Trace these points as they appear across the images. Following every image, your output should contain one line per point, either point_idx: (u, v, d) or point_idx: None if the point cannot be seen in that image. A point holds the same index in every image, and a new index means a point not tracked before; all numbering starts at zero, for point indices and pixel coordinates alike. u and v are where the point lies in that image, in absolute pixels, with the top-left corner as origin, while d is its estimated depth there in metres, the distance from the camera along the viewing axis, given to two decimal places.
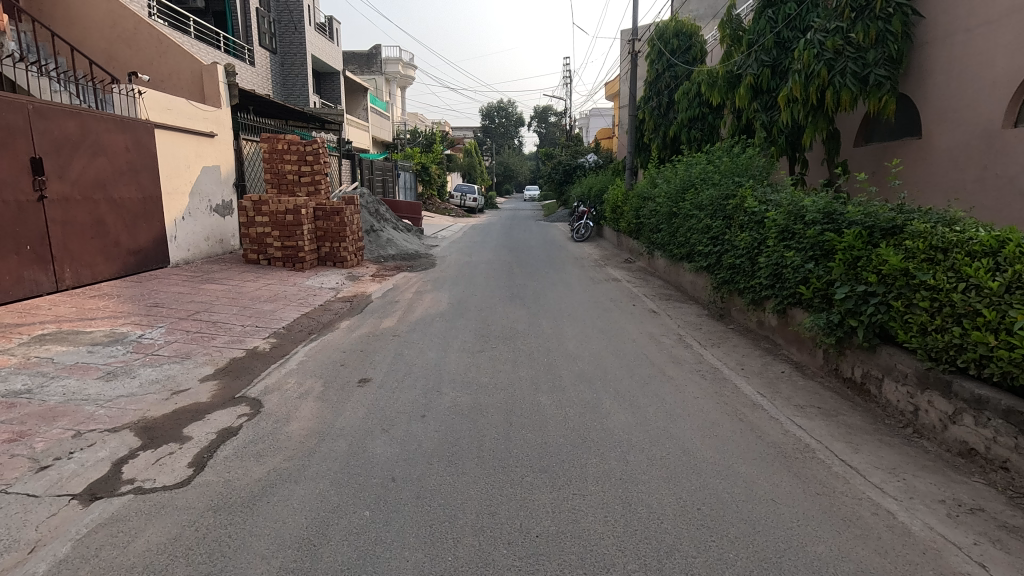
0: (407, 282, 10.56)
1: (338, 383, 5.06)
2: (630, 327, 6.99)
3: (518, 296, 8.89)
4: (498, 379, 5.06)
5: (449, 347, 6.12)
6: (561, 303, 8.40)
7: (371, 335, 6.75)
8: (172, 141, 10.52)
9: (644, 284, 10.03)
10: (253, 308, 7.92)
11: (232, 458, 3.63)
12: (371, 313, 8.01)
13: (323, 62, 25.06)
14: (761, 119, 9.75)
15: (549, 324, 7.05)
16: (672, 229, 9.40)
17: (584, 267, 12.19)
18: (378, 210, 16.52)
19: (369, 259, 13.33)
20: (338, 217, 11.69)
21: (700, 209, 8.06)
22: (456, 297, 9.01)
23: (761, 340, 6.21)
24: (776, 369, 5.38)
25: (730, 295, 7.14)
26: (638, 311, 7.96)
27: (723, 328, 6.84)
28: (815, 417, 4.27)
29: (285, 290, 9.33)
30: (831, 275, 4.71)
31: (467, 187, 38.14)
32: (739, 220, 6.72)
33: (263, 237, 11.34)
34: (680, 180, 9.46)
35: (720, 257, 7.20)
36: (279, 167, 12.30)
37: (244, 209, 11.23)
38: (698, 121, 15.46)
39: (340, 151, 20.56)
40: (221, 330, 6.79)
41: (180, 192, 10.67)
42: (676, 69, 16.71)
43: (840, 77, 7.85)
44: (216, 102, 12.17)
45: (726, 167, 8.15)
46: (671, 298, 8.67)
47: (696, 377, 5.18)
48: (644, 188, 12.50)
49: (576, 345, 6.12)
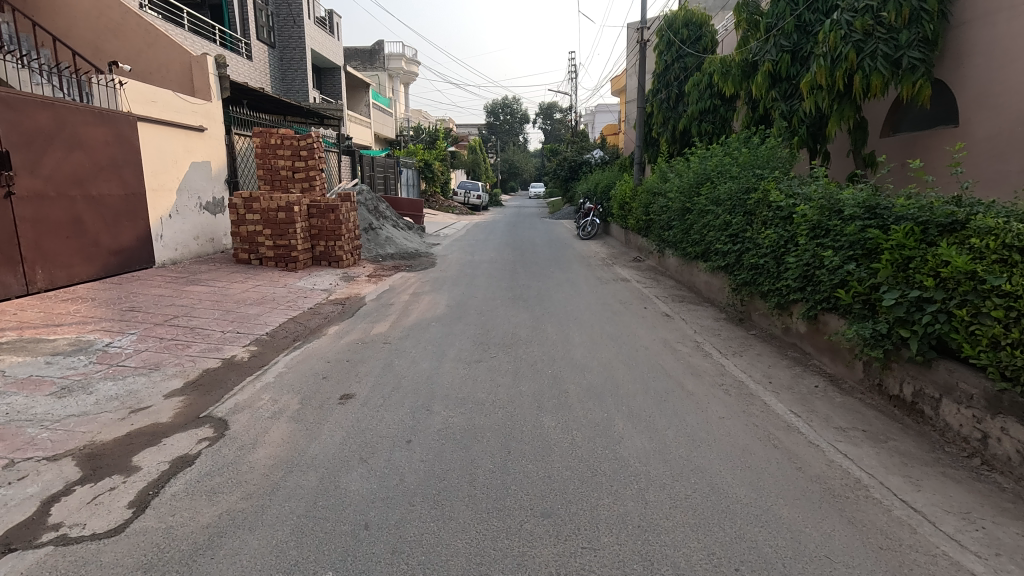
0: (405, 283, 10.03)
1: (317, 399, 4.53)
2: (642, 333, 6.42)
3: (520, 298, 8.33)
4: (496, 395, 4.51)
5: (444, 356, 5.58)
6: (566, 306, 7.84)
7: (360, 342, 6.22)
8: (158, 136, 10.00)
9: (656, 285, 9.46)
10: (237, 312, 7.41)
11: (182, 498, 3.09)
12: (363, 316, 7.47)
13: (322, 57, 24.51)
14: (780, 109, 9.15)
15: (554, 330, 6.49)
16: (685, 225, 8.81)
17: (591, 266, 11.62)
18: (378, 208, 16.03)
19: (367, 258, 12.82)
20: (333, 214, 11.18)
21: (717, 204, 7.47)
22: (455, 299, 8.47)
23: (788, 348, 5.63)
24: (809, 383, 4.80)
25: (751, 298, 6.55)
26: (650, 314, 7.39)
27: (744, 335, 6.26)
28: (861, 443, 3.69)
29: (274, 292, 8.81)
30: (876, 278, 4.12)
31: (470, 184, 37.50)
32: (763, 216, 6.13)
33: (254, 235, 10.84)
34: (693, 173, 8.90)
35: (739, 256, 6.59)
36: (273, 163, 11.82)
37: (234, 207, 10.73)
38: (709, 114, 14.82)
39: (341, 148, 20.02)
40: (198, 337, 6.28)
41: (167, 189, 10.17)
42: (686, 60, 16.07)
43: (870, 60, 7.20)
44: (206, 95, 11.64)
45: (745, 159, 7.55)
46: (685, 300, 8.10)
47: (719, 392, 4.61)
48: (654, 183, 11.88)
49: (584, 354, 5.56)
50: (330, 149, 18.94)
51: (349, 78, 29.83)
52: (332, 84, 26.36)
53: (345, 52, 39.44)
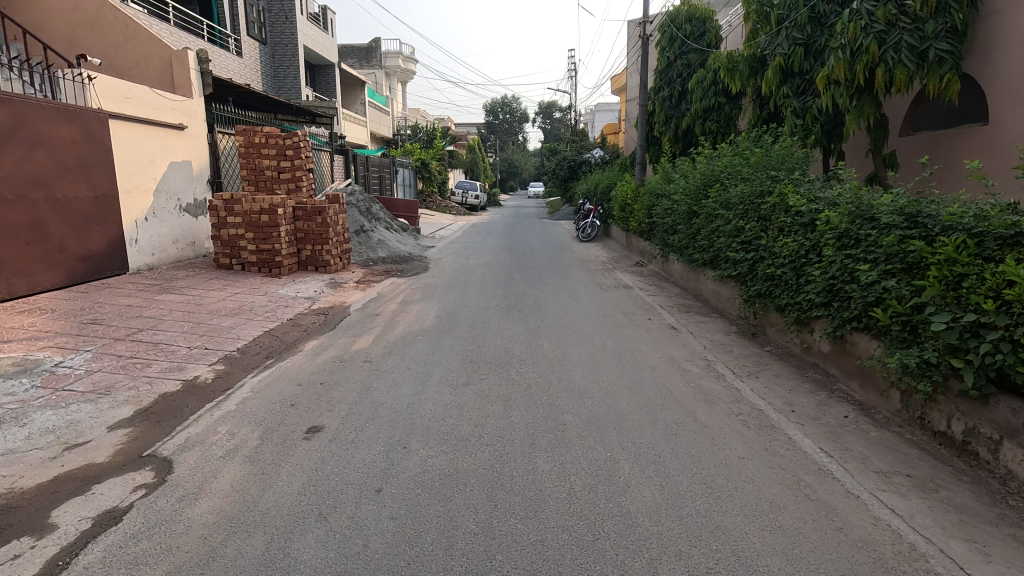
0: (394, 290, 9.50)
1: (281, 433, 3.99)
2: (647, 350, 5.88)
3: (516, 308, 7.80)
4: (484, 429, 3.97)
5: (429, 377, 5.04)
6: (565, 317, 7.30)
7: (339, 359, 5.68)
8: (133, 134, 9.45)
9: (660, 293, 8.94)
10: (209, 325, 6.85)
11: (95, 573, 2.54)
12: (345, 329, 6.91)
13: (316, 54, 23.94)
14: (792, 106, 8.61)
15: (552, 346, 5.95)
16: (692, 230, 8.27)
17: (591, 271, 11.08)
18: (370, 209, 15.47)
19: (357, 262, 12.29)
20: (319, 216, 10.63)
21: (728, 208, 6.93)
22: (446, 309, 7.92)
23: (809, 369, 5.10)
24: (837, 412, 4.27)
25: (765, 311, 6.02)
26: (655, 327, 6.85)
27: (758, 352, 5.73)
28: (908, 494, 3.15)
29: (253, 300, 8.28)
30: (921, 298, 3.58)
31: (468, 185, 36.94)
32: (779, 222, 5.59)
33: (236, 239, 10.28)
34: (700, 174, 8.37)
35: (753, 266, 6.06)
36: (257, 163, 11.27)
37: (215, 209, 10.18)
38: (713, 112, 14.30)
39: (334, 147, 19.47)
40: (161, 354, 5.73)
41: (142, 190, 9.62)
42: (689, 56, 15.55)
43: (894, 52, 6.66)
44: (187, 92, 11.08)
45: (757, 158, 7.03)
46: (692, 310, 7.58)
47: (737, 424, 4.07)
48: (657, 184, 11.35)
49: (583, 376, 5.02)
50: (322, 149, 18.38)
51: (344, 76, 29.24)
52: (327, 82, 25.80)
53: (342, 50, 38.84)
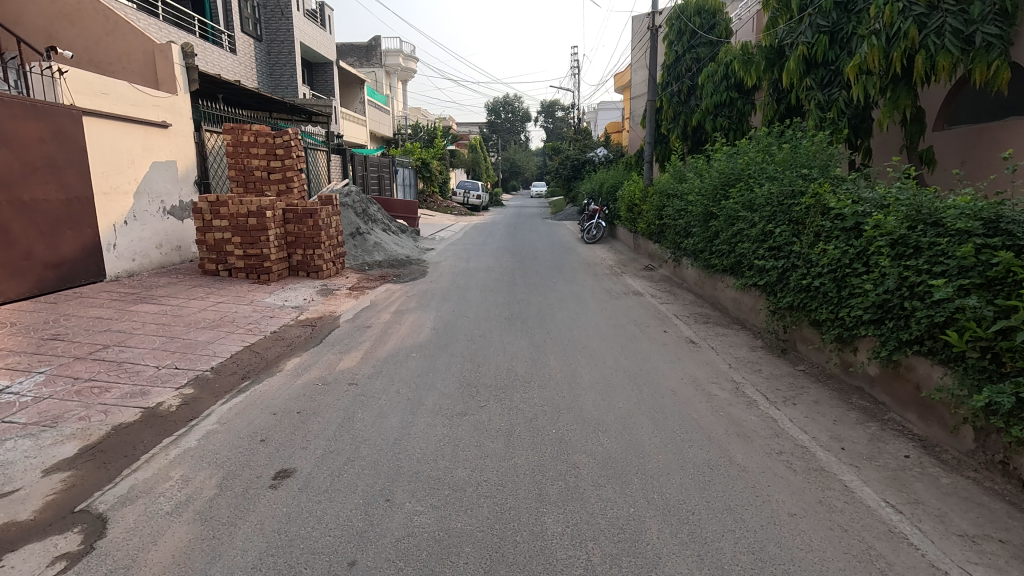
0: (389, 297, 8.91)
1: (244, 478, 3.39)
2: (667, 369, 5.27)
3: (519, 319, 7.19)
4: (482, 476, 3.36)
5: (421, 405, 4.44)
6: (574, 329, 6.69)
7: (322, 381, 5.08)
8: (110, 132, 8.87)
9: (674, 300, 8.34)
10: (182, 340, 6.26)
11: None
12: (332, 344, 6.31)
13: (313, 52, 23.35)
14: (816, 98, 7.98)
15: (559, 365, 5.35)
16: (709, 233, 7.66)
17: (599, 276, 10.49)
18: (367, 210, 14.91)
19: (352, 266, 11.71)
20: (311, 219, 10.04)
21: (752, 210, 6.32)
22: (444, 320, 7.32)
23: (852, 395, 4.49)
24: (896, 451, 3.64)
25: (797, 325, 5.41)
26: (673, 341, 6.23)
27: (791, 372, 5.13)
28: (1008, 569, 2.54)
29: (237, 310, 7.70)
30: (1012, 322, 2.97)
31: (470, 184, 36.36)
32: (816, 226, 4.98)
33: (222, 244, 9.67)
34: (718, 173, 7.77)
35: (783, 275, 5.44)
36: (246, 163, 10.71)
37: (200, 212, 9.59)
38: (725, 108, 13.68)
39: (330, 146, 18.89)
40: (124, 375, 5.15)
41: (121, 192, 9.04)
42: (698, 51, 14.95)
43: (935, 37, 6.04)
44: (171, 88, 10.49)
45: (783, 155, 6.42)
46: (710, 321, 6.98)
47: (781, 468, 3.46)
48: (668, 183, 10.74)
49: (596, 403, 4.41)
50: (319, 148, 17.80)
51: (343, 74, 28.65)
52: (325, 80, 25.22)
53: (342, 48, 38.28)
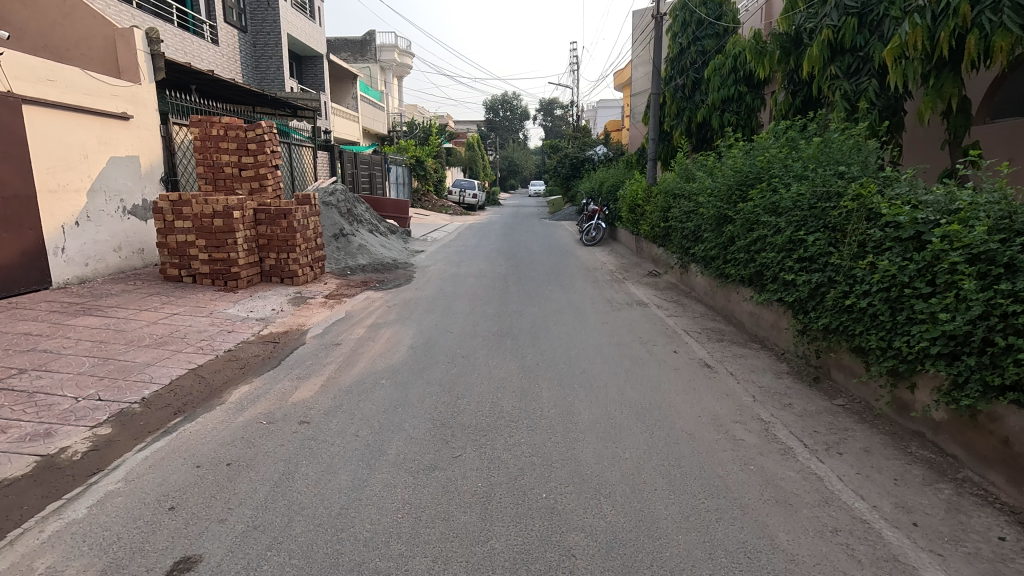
0: (366, 308, 8.07)
1: (127, 573, 2.54)
2: (681, 404, 4.43)
3: (509, 335, 6.35)
4: (446, 572, 2.52)
5: (381, 457, 3.59)
6: (571, 348, 5.86)
7: (268, 418, 4.23)
8: (57, 123, 8.01)
9: (682, 312, 7.53)
10: (117, 361, 5.40)
11: None
12: (291, 366, 5.46)
13: (302, 44, 22.44)
14: (842, 88, 7.18)
15: (553, 399, 4.51)
16: (722, 238, 6.84)
17: (598, 283, 9.66)
18: (353, 210, 14.06)
19: (332, 270, 10.87)
20: (284, 220, 9.20)
21: (775, 213, 5.51)
22: (424, 336, 6.46)
23: (911, 443, 3.67)
24: (985, 530, 2.80)
25: (836, 350, 4.58)
26: (685, 365, 5.40)
27: (829, 408, 4.30)
28: None
29: (192, 323, 6.86)
30: None
31: (466, 183, 35.47)
32: (860, 234, 4.17)
33: (185, 247, 8.80)
34: (733, 171, 6.95)
35: (816, 290, 4.61)
36: (215, 158, 9.86)
37: (160, 212, 8.74)
38: (732, 103, 12.85)
39: (317, 142, 18.01)
40: (31, 409, 4.29)
41: (71, 189, 8.18)
42: (703, 43, 14.16)
43: (991, 15, 5.23)
44: (134, 76, 9.63)
45: (812, 150, 5.60)
46: (725, 340, 6.16)
47: (841, 558, 2.62)
48: (674, 182, 9.93)
49: (596, 454, 3.58)
50: (304, 144, 16.92)
51: (335, 67, 27.72)
52: (315, 74, 24.31)
53: (336, 42, 37.32)
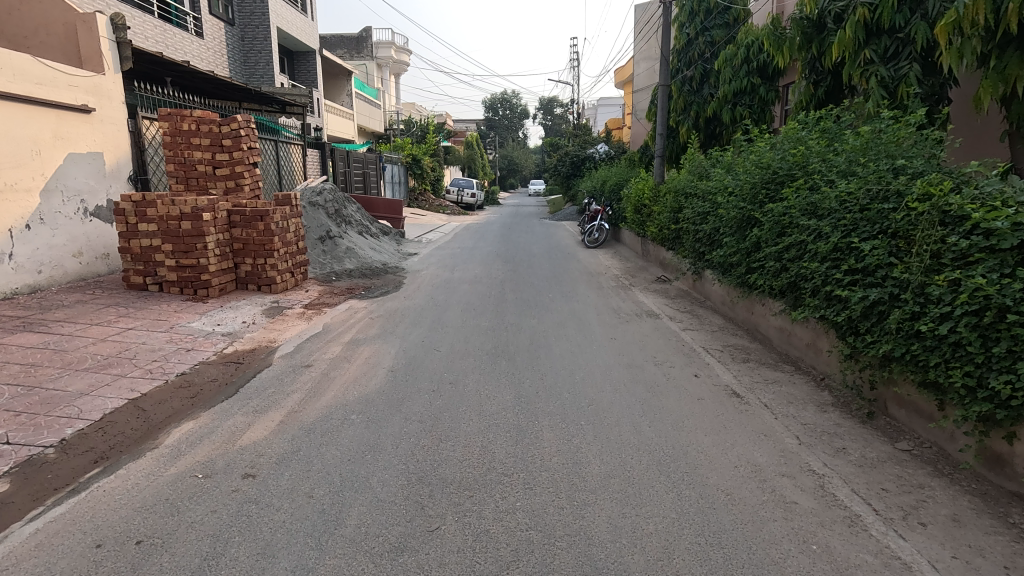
0: (348, 320, 7.29)
1: None
2: (712, 450, 3.63)
3: (505, 355, 5.54)
4: None
5: (336, 532, 2.80)
6: (575, 372, 5.07)
7: (205, 470, 3.43)
8: (4, 116, 7.23)
9: (699, 325, 6.75)
10: (44, 390, 4.61)
11: None
12: (248, 396, 4.66)
13: (293, 38, 21.61)
14: (878, 74, 6.42)
15: (556, 442, 3.72)
16: (747, 243, 6.06)
17: (603, 290, 8.88)
18: (342, 210, 13.25)
19: (316, 276, 10.08)
20: (261, 222, 8.43)
21: (815, 214, 4.73)
22: (408, 355, 5.67)
23: (1013, 511, 2.89)
24: None
25: (897, 382, 3.81)
26: (709, 394, 4.61)
27: (894, 455, 3.52)
28: None
29: (148, 340, 6.08)
30: None
31: (464, 182, 34.53)
32: (935, 242, 3.40)
33: (150, 252, 7.99)
34: (757, 168, 6.16)
35: (872, 310, 3.84)
36: (186, 155, 9.07)
37: (123, 214, 7.95)
38: (744, 96, 12.13)
39: (306, 139, 17.17)
40: None
41: (21, 189, 7.39)
42: (712, 34, 13.42)
43: None
44: (96, 66, 8.84)
45: (856, 142, 4.82)
46: (751, 362, 5.38)
47: None
48: (685, 181, 9.15)
49: (613, 529, 2.79)
50: (293, 141, 16.10)
51: (329, 63, 26.87)
52: (307, 70, 23.47)
53: (331, 38, 36.40)
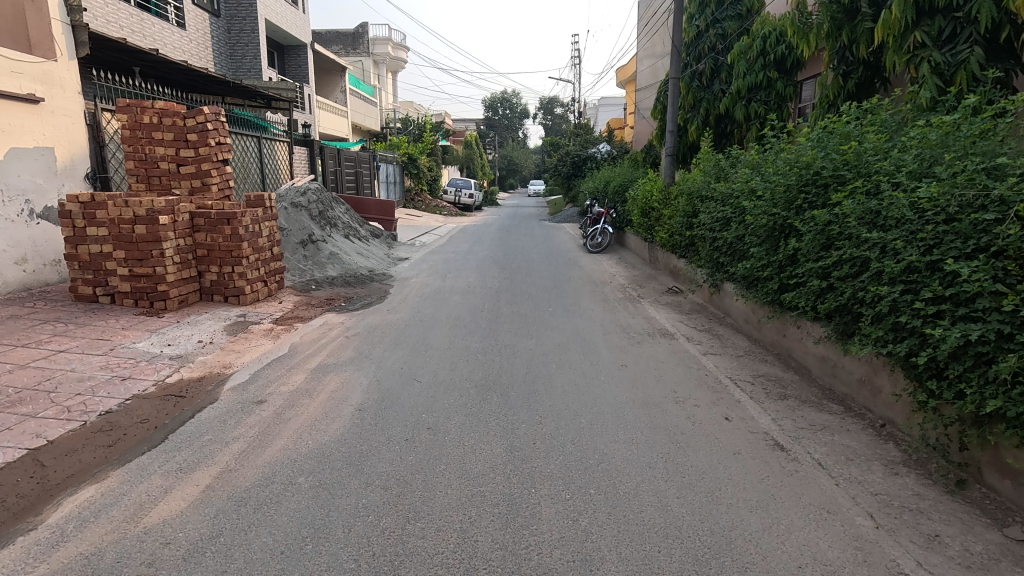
0: (319, 339, 6.40)
1: None
2: (765, 540, 2.74)
3: (497, 389, 4.65)
4: None
5: None
6: (581, 414, 4.17)
7: (84, 572, 2.54)
8: None
9: (721, 348, 5.87)
10: None
11: None
12: (177, 446, 3.77)
13: (282, 31, 20.69)
14: (931, 60, 5.56)
15: (558, 526, 2.85)
16: (782, 255, 5.17)
17: (609, 302, 8.02)
18: (327, 211, 12.36)
19: (294, 285, 9.19)
20: (227, 226, 7.54)
21: (880, 225, 3.85)
22: (381, 387, 4.78)
23: None
24: None
25: (1002, 446, 2.94)
26: (746, 446, 3.73)
27: (1009, 550, 2.64)
28: None
29: (79, 366, 5.18)
30: None
31: (463, 182, 33.68)
32: None
33: (101, 259, 7.13)
34: (793, 167, 5.29)
35: (971, 353, 2.97)
36: (148, 151, 8.18)
37: (70, 217, 7.05)
38: (760, 91, 11.26)
39: (293, 137, 16.28)
40: None
41: None
42: (724, 25, 12.54)
43: None
44: (47, 51, 7.94)
45: (929, 137, 3.96)
46: (791, 399, 4.50)
47: None
48: (701, 181, 8.28)
49: None
50: (279, 138, 15.20)
51: (322, 59, 25.93)
52: (298, 65, 22.56)
53: (326, 34, 35.43)
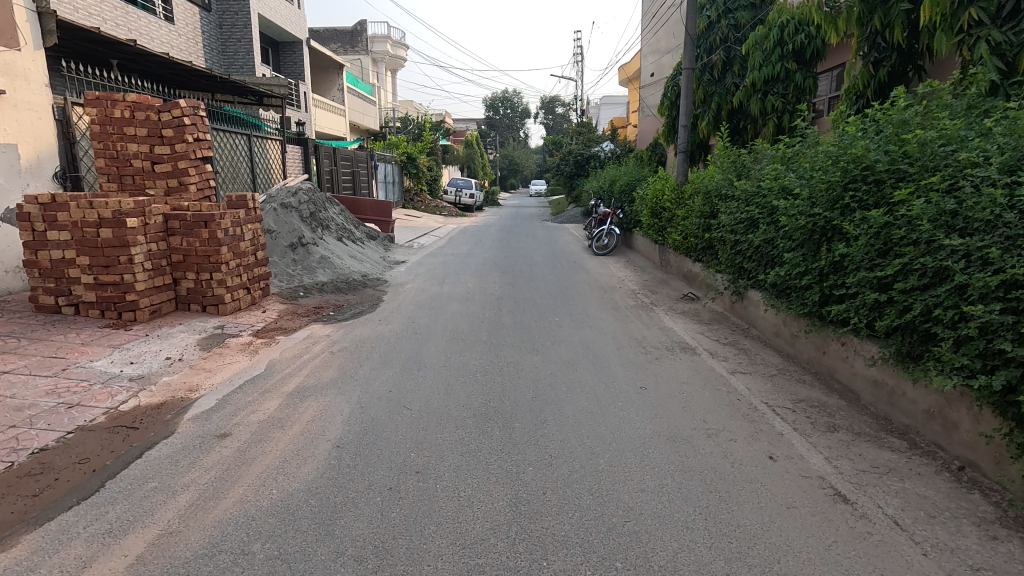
0: (302, 355, 5.74)
1: None
2: None
3: (500, 420, 4.00)
4: None
5: None
6: (598, 453, 3.51)
7: None
8: None
9: (751, 366, 5.20)
10: None
11: None
12: (111, 499, 3.11)
13: (276, 27, 20.05)
14: (990, 40, 4.91)
15: None
16: (825, 262, 4.50)
17: (620, 311, 7.35)
18: (320, 212, 11.72)
19: (280, 292, 8.54)
20: (205, 229, 6.90)
21: (964, 229, 3.20)
22: (365, 417, 4.12)
23: None
24: None
25: None
26: (802, 497, 3.07)
27: None
28: None
29: (20, 392, 4.51)
30: None
31: (463, 181, 33.07)
32: None
33: (63, 266, 6.48)
34: (836, 161, 4.64)
35: None
36: (120, 148, 7.56)
37: (30, 220, 6.42)
38: (777, 83, 10.56)
39: (286, 135, 15.63)
40: None
41: None
42: (737, 15, 11.88)
43: None
44: (9, 40, 7.29)
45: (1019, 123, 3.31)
46: (844, 432, 3.83)
47: None
48: (719, 179, 7.62)
49: None
50: (271, 135, 14.56)
51: (319, 56, 25.27)
52: (294, 62, 21.92)
53: (324, 32, 34.75)
